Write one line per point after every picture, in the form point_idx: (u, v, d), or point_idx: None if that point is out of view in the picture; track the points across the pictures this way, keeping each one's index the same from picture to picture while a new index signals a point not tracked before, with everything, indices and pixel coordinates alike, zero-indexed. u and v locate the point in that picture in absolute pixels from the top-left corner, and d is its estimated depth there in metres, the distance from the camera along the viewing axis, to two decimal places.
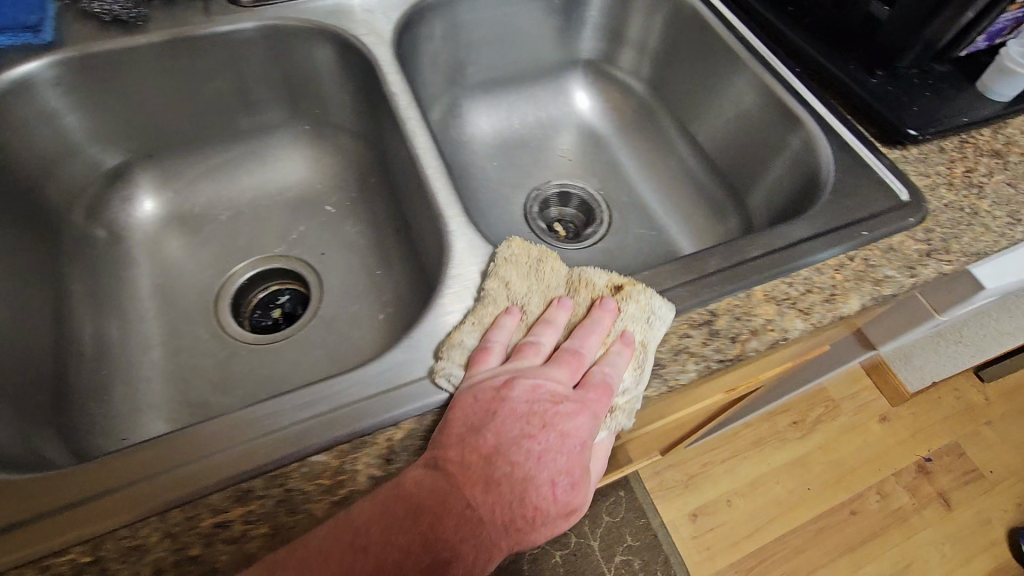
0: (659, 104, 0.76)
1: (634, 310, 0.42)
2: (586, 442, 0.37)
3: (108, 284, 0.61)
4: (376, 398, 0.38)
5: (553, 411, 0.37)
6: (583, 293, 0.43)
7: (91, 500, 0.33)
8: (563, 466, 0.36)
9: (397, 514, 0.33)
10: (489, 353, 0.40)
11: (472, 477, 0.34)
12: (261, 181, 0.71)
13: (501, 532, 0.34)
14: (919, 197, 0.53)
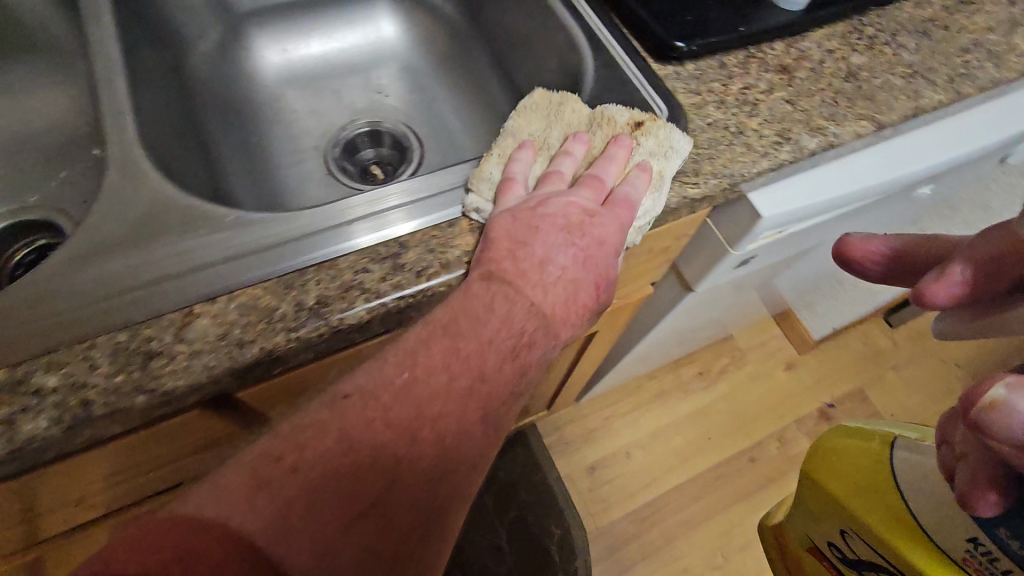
0: (469, 29, 0.70)
1: (652, 143, 0.44)
2: (617, 251, 0.41)
3: None
4: (310, 236, 0.39)
5: (589, 222, 0.40)
6: (605, 129, 0.45)
7: None
8: (600, 271, 0.40)
9: (433, 344, 0.35)
10: (514, 184, 0.42)
11: (524, 282, 0.37)
12: (11, 121, 0.64)
13: (558, 323, 0.37)
14: (678, 114, 0.48)
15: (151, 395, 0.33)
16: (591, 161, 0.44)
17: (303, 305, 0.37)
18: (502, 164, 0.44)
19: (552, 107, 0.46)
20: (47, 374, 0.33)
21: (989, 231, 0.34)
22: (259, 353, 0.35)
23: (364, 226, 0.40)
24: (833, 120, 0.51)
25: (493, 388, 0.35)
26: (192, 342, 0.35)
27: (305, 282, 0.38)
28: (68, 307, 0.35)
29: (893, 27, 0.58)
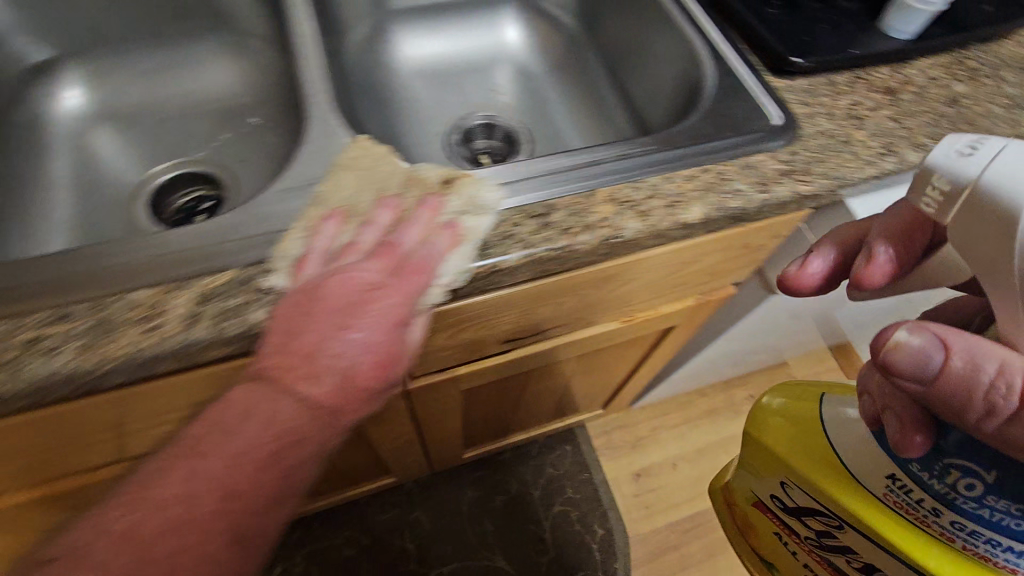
0: (585, 39, 0.77)
1: (457, 201, 0.44)
2: (403, 320, 0.38)
3: (22, 168, 0.64)
4: (125, 290, 0.42)
5: (371, 295, 0.37)
6: (454, 198, 0.44)
7: None
8: (381, 348, 0.37)
9: (172, 473, 0.34)
10: (352, 249, 0.41)
11: (257, 392, 0.35)
12: (188, 87, 0.74)
13: (331, 412, 0.36)
14: (791, 120, 0.53)
15: None
16: (396, 224, 0.42)
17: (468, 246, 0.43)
18: (343, 232, 0.43)
19: (368, 164, 0.47)
20: None
21: (894, 209, 0.43)
22: (433, 280, 0.42)
23: (517, 187, 0.47)
24: (935, 139, 0.55)
25: (253, 499, 0.34)
26: None
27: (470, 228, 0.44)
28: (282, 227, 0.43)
29: (995, 63, 0.62)
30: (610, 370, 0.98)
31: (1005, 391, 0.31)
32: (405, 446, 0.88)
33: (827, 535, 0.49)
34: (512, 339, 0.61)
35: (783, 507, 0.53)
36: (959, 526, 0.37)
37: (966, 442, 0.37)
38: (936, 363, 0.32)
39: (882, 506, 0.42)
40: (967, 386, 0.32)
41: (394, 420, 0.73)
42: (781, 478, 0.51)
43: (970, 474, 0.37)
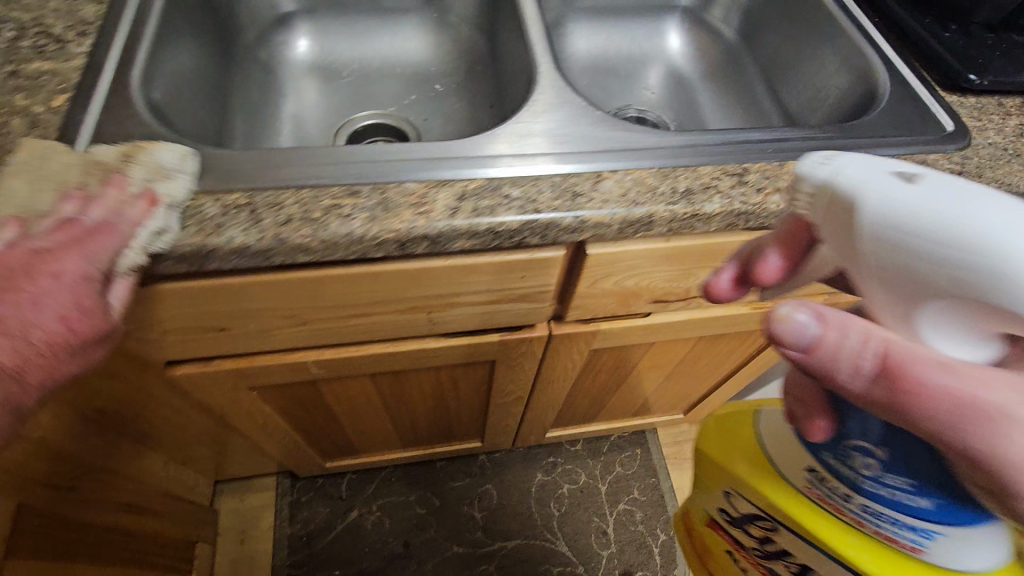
0: (744, 50, 0.84)
1: (140, 171, 0.42)
2: (90, 275, 0.38)
3: (259, 96, 0.75)
4: None
5: (39, 262, 0.37)
6: (138, 171, 0.42)
7: (249, 168, 0.46)
8: (69, 307, 0.37)
9: None
10: None
11: None
12: (390, 49, 0.84)
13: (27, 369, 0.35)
14: (965, 129, 0.58)
15: (574, 219, 0.48)
16: None
17: (677, 189, 0.50)
18: None
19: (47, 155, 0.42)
20: (512, 187, 0.48)
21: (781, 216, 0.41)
22: (645, 212, 0.49)
23: (716, 150, 0.53)
24: None
25: None
26: (603, 194, 0.49)
27: (677, 176, 0.51)
28: (517, 154, 0.51)
29: None
30: (709, 369, 1.01)
31: (869, 358, 0.31)
32: (510, 405, 0.94)
33: (771, 542, 0.51)
34: (660, 300, 0.67)
35: (734, 517, 0.55)
36: (863, 507, 0.41)
37: (858, 425, 0.41)
38: (813, 334, 0.31)
39: (806, 500, 0.45)
40: (839, 356, 0.31)
41: (522, 369, 0.79)
42: (730, 489, 0.54)
43: (864, 452, 0.40)
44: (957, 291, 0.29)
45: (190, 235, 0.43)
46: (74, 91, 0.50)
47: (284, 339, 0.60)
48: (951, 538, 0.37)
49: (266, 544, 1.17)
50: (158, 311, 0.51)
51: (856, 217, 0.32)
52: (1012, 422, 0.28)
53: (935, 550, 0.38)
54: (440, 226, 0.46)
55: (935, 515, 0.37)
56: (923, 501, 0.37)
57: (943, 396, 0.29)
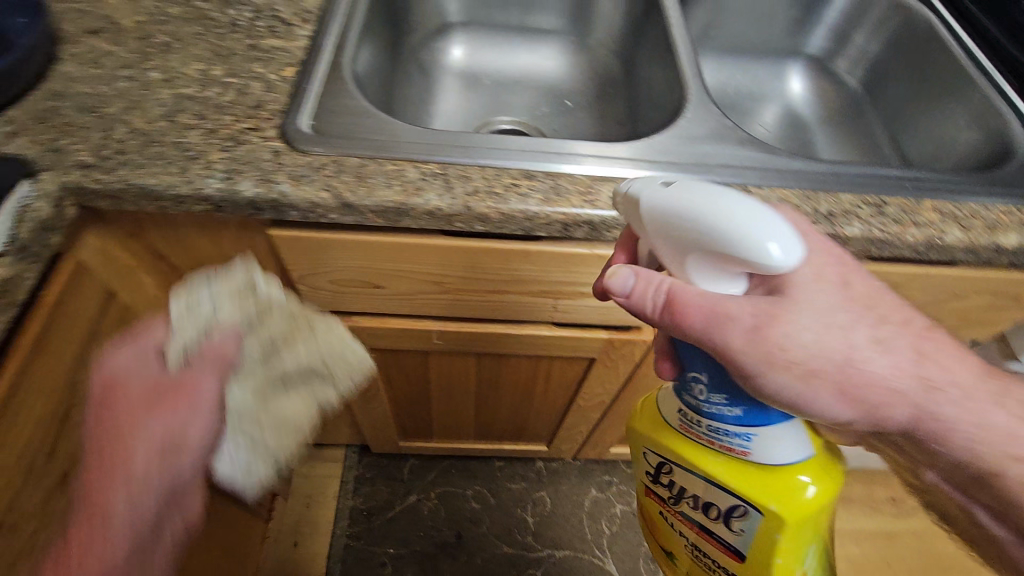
0: (867, 101, 0.88)
1: (256, 288, 0.48)
2: (214, 404, 0.45)
3: (415, 92, 0.83)
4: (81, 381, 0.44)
5: (178, 386, 0.44)
6: (268, 293, 0.48)
7: (442, 145, 0.53)
8: (203, 420, 0.44)
9: (114, 493, 0.41)
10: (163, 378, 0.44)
11: (154, 441, 0.42)
12: (531, 64, 0.92)
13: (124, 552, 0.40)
14: None
15: None
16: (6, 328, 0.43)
17: (819, 211, 0.54)
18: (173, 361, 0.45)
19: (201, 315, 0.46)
20: None
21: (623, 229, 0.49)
22: None
23: (855, 181, 0.57)
24: None
25: (124, 520, 0.41)
26: None
27: (818, 199, 0.55)
28: (671, 162, 0.56)
29: None
30: None
31: (661, 296, 0.41)
32: (590, 410, 0.97)
33: (681, 494, 0.51)
34: None
35: (645, 481, 0.55)
36: (706, 427, 0.45)
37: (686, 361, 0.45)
38: (630, 287, 0.42)
39: (688, 441, 0.48)
40: (652, 307, 0.42)
41: (616, 372, 0.83)
42: (639, 451, 0.54)
43: (695, 380, 0.45)
44: (692, 245, 0.37)
45: (394, 193, 0.50)
46: (299, 66, 0.59)
47: (423, 305, 0.66)
48: (763, 436, 0.43)
49: (329, 512, 1.23)
50: (334, 259, 0.58)
51: (640, 211, 0.39)
52: (736, 325, 0.39)
53: (757, 449, 0.43)
54: (603, 214, 0.51)
55: (742, 420, 0.43)
56: (735, 410, 0.43)
57: (697, 314, 0.39)
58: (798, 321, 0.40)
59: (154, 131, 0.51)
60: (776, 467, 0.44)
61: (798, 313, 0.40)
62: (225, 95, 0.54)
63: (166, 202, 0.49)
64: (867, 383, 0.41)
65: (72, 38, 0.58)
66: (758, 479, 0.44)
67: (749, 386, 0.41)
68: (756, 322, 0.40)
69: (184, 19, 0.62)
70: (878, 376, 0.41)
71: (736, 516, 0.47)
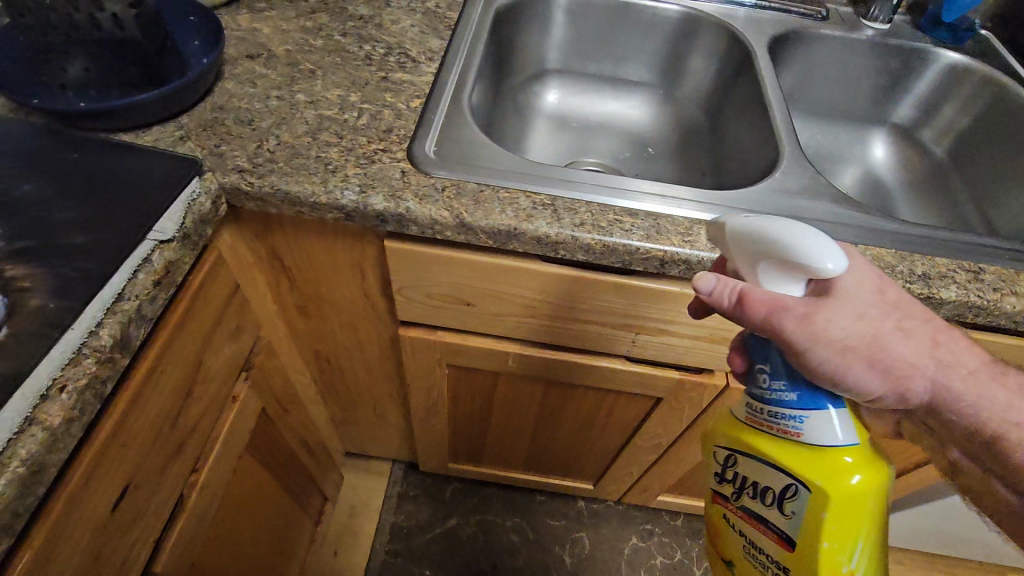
0: (953, 170, 0.88)
1: None
2: None
3: (511, 129, 0.90)
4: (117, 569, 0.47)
5: None
6: None
7: (551, 178, 0.58)
8: None
9: None
10: None
11: None
12: (620, 112, 0.97)
13: None
14: None
15: None
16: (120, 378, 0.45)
17: (914, 271, 0.55)
18: None
19: None
20: None
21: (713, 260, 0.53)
22: None
23: (952, 247, 0.58)
24: None
25: None
26: None
27: (914, 260, 0.56)
28: (766, 212, 0.59)
29: None
30: None
31: (734, 296, 0.42)
32: (645, 451, 0.97)
33: (742, 486, 0.47)
34: None
35: (713, 485, 0.51)
36: (764, 413, 0.44)
37: (757, 352, 0.44)
38: (709, 289, 0.43)
39: (747, 431, 0.46)
40: (721, 304, 0.43)
41: (681, 414, 0.83)
42: (709, 449, 0.51)
43: (759, 369, 0.44)
44: (767, 247, 0.39)
45: (507, 217, 0.54)
46: (425, 98, 0.65)
47: (507, 326, 0.69)
48: (815, 417, 0.41)
49: (370, 525, 1.24)
50: (435, 274, 0.63)
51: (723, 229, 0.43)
52: (790, 314, 0.41)
53: (808, 431, 0.41)
54: (702, 255, 0.54)
55: (796, 402, 0.42)
56: (791, 394, 0.42)
57: (762, 306, 0.41)
58: (836, 311, 0.42)
59: (299, 145, 0.57)
60: (829, 452, 0.41)
61: (834, 308, 0.42)
62: (360, 119, 0.61)
63: (305, 207, 0.55)
64: (891, 358, 0.43)
65: (233, 61, 0.66)
66: (806, 461, 0.42)
67: (799, 366, 0.42)
68: (806, 311, 0.41)
69: (326, 51, 0.70)
70: (899, 355, 0.43)
71: (787, 499, 0.43)
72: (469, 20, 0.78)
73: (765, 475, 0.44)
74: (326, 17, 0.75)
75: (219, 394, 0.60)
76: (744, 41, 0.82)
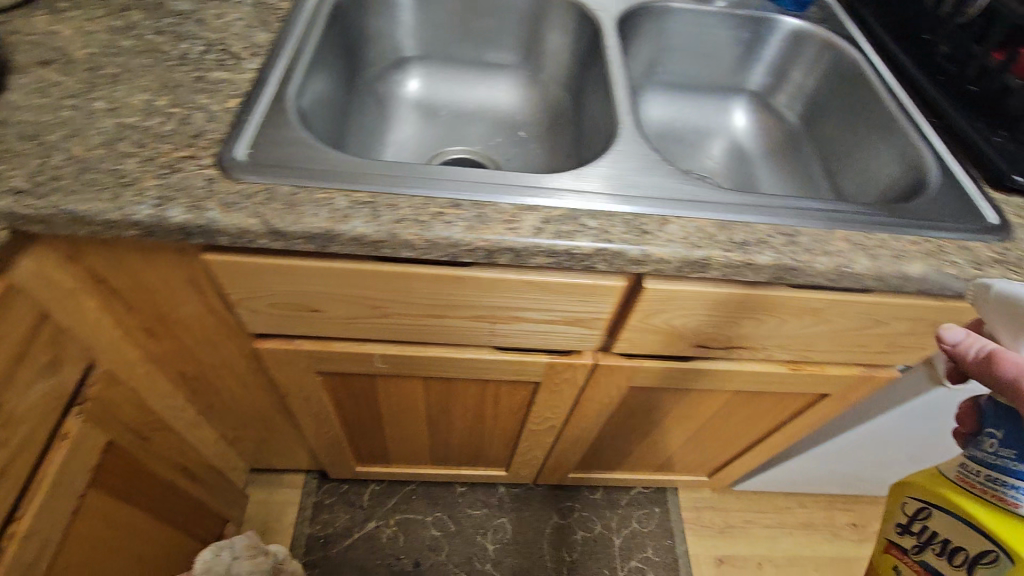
0: (804, 134, 0.92)
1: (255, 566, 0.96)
2: None
3: (371, 121, 0.87)
4: None
5: None
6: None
7: (374, 174, 0.55)
8: None
9: None
10: None
11: None
12: (488, 97, 0.95)
13: None
14: (1008, 224, 0.62)
15: (641, 252, 0.54)
16: None
17: (733, 239, 0.56)
18: None
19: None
20: (589, 218, 0.56)
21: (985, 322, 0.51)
22: (703, 255, 0.55)
23: (772, 211, 0.59)
24: None
25: None
26: (668, 234, 0.56)
27: (735, 228, 0.57)
28: (597, 191, 0.59)
29: None
30: (739, 433, 1.03)
31: (980, 352, 0.42)
32: (543, 434, 0.98)
33: (927, 541, 0.46)
34: (702, 345, 0.72)
35: (889, 534, 0.50)
36: (980, 475, 0.43)
37: (990, 413, 0.43)
38: (952, 341, 0.44)
39: (957, 490, 0.45)
40: (965, 357, 0.43)
41: (563, 396, 0.84)
42: (898, 498, 0.50)
43: (989, 434, 0.43)
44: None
45: (321, 220, 0.51)
46: (243, 97, 0.61)
47: (362, 328, 0.67)
48: None
49: (286, 539, 1.21)
50: (269, 283, 0.60)
51: (989, 292, 0.46)
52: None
53: None
54: (526, 241, 0.53)
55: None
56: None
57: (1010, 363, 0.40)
58: None
59: (91, 159, 0.53)
60: None
61: None
62: (167, 125, 0.57)
63: (97, 227, 0.50)
64: None
65: (22, 70, 0.60)
66: (1011, 529, 0.40)
67: None
68: None
69: (136, 51, 0.64)
70: None
71: (981, 564, 0.41)
72: (302, 9, 0.74)
73: (959, 534, 0.43)
74: (139, 14, 0.69)
75: (36, 434, 0.56)
76: (594, 18, 0.82)
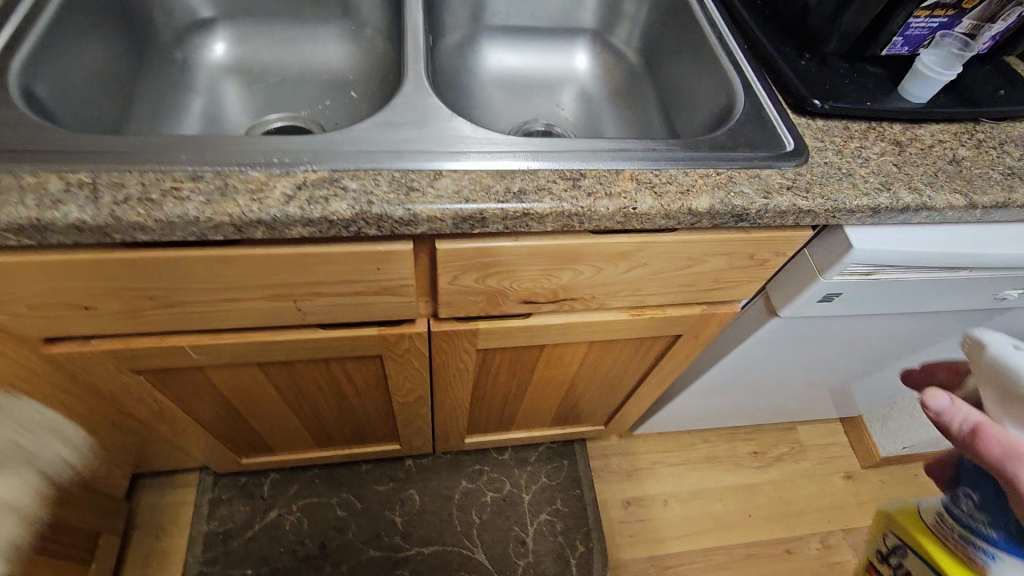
0: (645, 71, 0.89)
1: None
2: None
3: (171, 92, 0.79)
4: None
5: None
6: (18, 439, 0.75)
7: (99, 151, 0.50)
8: None
9: None
10: None
11: None
12: (309, 56, 0.88)
13: None
14: (803, 148, 0.62)
15: (407, 212, 0.51)
16: None
17: (510, 189, 0.53)
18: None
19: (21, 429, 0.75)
20: (350, 180, 0.52)
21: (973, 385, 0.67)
22: (476, 209, 0.52)
23: (558, 156, 0.56)
24: (929, 187, 0.62)
25: None
26: (438, 190, 0.52)
27: (514, 177, 0.54)
28: (365, 149, 0.54)
29: (1001, 138, 0.69)
30: (616, 381, 1.04)
31: (967, 424, 0.58)
32: (416, 405, 0.96)
33: (899, 566, 0.68)
34: (529, 301, 0.70)
35: (873, 557, 0.73)
36: (954, 531, 0.61)
37: (970, 482, 0.61)
38: (943, 406, 0.62)
39: (933, 538, 0.63)
40: (950, 422, 0.60)
41: (414, 366, 0.82)
42: (880, 528, 0.74)
43: (966, 497, 0.61)
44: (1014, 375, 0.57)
45: (26, 208, 0.46)
46: None
47: (151, 320, 0.62)
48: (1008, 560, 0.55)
49: (181, 540, 1.18)
50: (12, 283, 0.54)
51: (983, 351, 0.63)
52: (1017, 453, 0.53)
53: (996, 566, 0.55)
54: (274, 212, 0.49)
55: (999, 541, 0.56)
56: (994, 533, 0.56)
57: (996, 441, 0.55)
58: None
59: None
60: None
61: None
62: None
63: None
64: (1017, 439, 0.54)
65: None
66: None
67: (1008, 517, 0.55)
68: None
69: None
70: None
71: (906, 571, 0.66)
72: None
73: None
74: None
75: None
76: None
